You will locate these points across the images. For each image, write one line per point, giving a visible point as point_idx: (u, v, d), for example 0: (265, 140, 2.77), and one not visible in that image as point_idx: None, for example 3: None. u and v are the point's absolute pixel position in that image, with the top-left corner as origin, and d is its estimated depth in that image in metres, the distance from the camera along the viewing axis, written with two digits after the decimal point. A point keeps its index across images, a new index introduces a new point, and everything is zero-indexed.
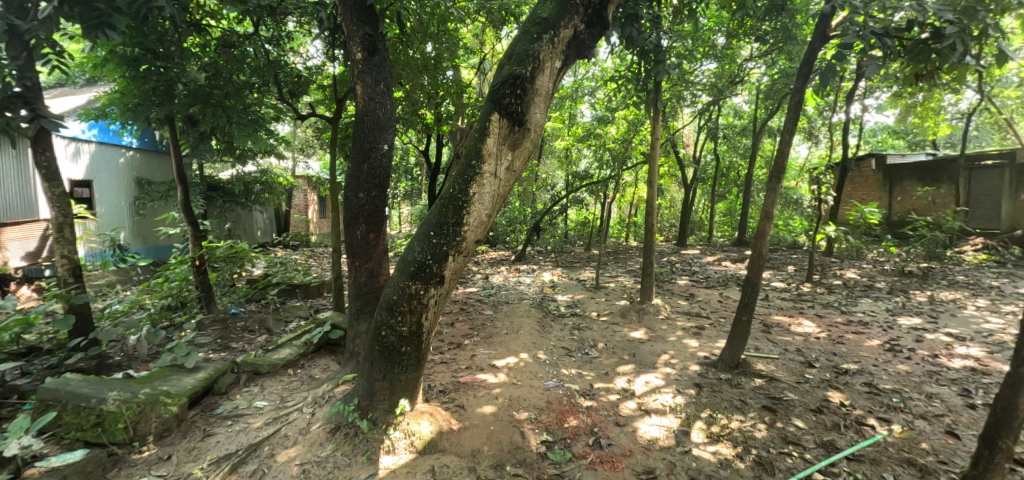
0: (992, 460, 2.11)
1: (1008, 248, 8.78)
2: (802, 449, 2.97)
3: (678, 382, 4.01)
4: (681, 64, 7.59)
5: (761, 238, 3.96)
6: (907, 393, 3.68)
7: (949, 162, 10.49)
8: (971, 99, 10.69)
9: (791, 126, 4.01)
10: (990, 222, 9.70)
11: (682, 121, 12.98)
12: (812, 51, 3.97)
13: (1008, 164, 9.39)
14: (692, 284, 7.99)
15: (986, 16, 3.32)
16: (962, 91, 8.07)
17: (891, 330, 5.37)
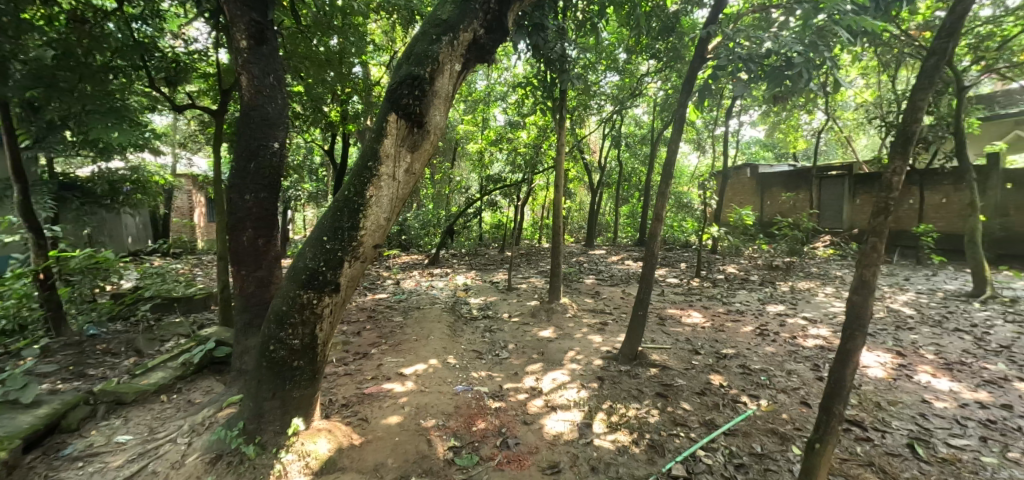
0: (828, 425, 2.34)
1: (849, 244, 10.42)
2: (688, 429, 3.26)
3: (583, 377, 4.20)
4: (586, 75, 8.00)
5: (654, 238, 4.28)
6: (772, 371, 4.21)
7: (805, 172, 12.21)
8: (821, 119, 12.59)
9: (677, 137, 4.41)
10: (836, 223, 11.44)
11: (588, 128, 13.67)
12: (693, 70, 4.40)
13: (848, 174, 11.15)
14: (597, 282, 8.45)
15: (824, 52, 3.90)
16: (814, 111, 9.45)
17: (762, 316, 6.14)
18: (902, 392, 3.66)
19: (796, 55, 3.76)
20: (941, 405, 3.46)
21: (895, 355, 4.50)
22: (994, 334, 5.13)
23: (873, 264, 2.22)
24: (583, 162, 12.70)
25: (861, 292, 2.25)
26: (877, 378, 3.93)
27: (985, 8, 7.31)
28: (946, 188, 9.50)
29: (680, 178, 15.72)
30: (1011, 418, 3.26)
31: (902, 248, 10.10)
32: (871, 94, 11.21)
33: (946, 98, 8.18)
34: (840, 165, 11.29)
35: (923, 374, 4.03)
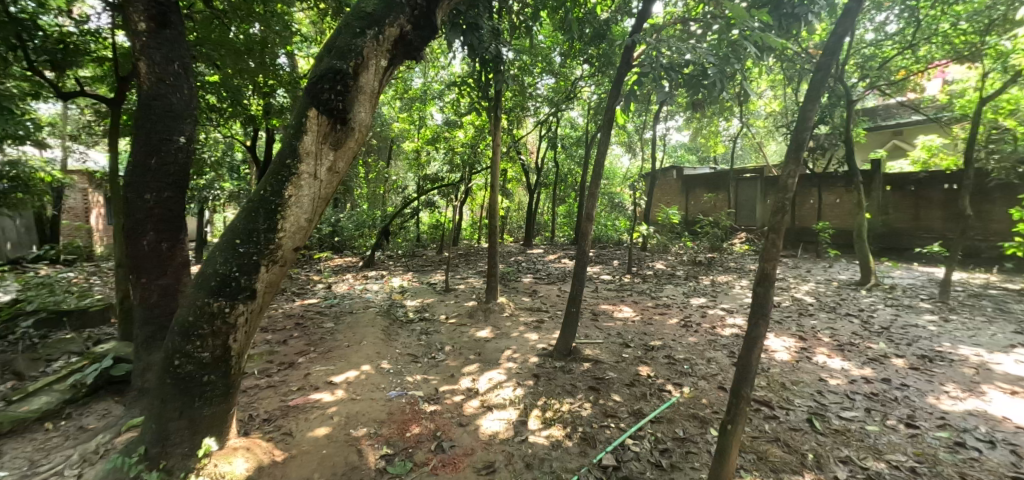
0: (738, 407, 2.46)
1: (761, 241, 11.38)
2: (618, 420, 3.38)
3: (519, 375, 4.23)
4: (522, 77, 8.10)
5: (585, 237, 4.41)
6: (694, 360, 4.49)
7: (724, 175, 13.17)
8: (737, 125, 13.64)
9: (606, 140, 4.57)
10: (750, 222, 12.45)
11: (524, 130, 13.85)
12: (619, 76, 4.58)
13: (761, 178, 12.19)
14: (535, 281, 8.58)
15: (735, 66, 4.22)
16: (730, 118, 10.21)
17: (687, 309, 6.55)
18: (803, 373, 4.05)
19: (711, 65, 4.05)
20: (834, 382, 3.86)
21: (798, 339, 4.98)
22: (877, 318, 5.82)
23: (772, 259, 2.39)
24: (520, 162, 12.84)
25: (762, 285, 2.39)
26: (784, 361, 4.32)
27: (869, 31, 8.28)
28: (840, 189, 10.65)
29: (613, 179, 16.37)
30: (890, 390, 3.71)
31: (805, 242, 11.20)
32: (777, 104, 12.33)
33: (838, 109, 9.18)
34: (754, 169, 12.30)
35: (820, 356, 4.49)
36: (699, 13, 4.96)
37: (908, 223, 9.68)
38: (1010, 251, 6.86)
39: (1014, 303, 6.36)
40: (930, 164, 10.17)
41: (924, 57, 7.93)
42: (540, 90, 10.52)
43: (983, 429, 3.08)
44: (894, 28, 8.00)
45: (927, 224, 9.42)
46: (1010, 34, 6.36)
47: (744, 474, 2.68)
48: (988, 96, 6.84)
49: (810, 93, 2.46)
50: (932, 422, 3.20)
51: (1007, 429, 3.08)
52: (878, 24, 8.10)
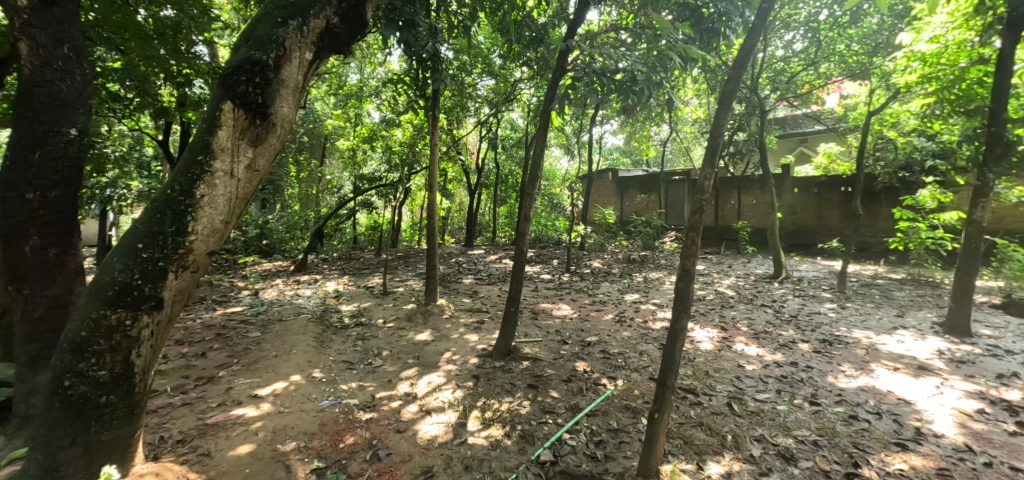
0: (665, 396, 2.60)
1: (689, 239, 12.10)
2: (556, 415, 3.45)
3: (458, 377, 4.20)
4: (461, 77, 8.05)
5: (523, 236, 4.45)
6: (628, 353, 4.68)
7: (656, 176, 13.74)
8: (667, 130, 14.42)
9: (541, 142, 4.63)
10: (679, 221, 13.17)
11: (463, 130, 13.78)
12: (554, 79, 4.66)
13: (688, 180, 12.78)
14: (475, 281, 8.55)
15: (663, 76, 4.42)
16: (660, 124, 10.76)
17: (621, 305, 6.82)
18: (724, 361, 4.35)
19: (639, 73, 4.24)
20: (751, 368, 4.18)
21: (720, 330, 5.34)
22: (787, 307, 6.38)
23: (693, 256, 2.53)
24: (459, 163, 12.76)
25: (683, 279, 2.53)
26: (708, 351, 4.62)
27: (779, 48, 9.06)
28: (756, 191, 11.58)
29: (552, 180, 16.71)
30: (798, 372, 4.07)
31: (726, 240, 12.04)
32: (701, 111, 13.17)
33: (753, 117, 9.97)
34: (682, 171, 12.87)
35: (740, 344, 4.85)
36: (630, 23, 5.19)
37: (812, 221, 10.71)
38: (893, 245, 7.80)
39: (897, 291, 7.23)
40: (830, 169, 11.32)
41: (824, 73, 8.81)
42: (480, 91, 10.49)
43: (872, 403, 3.47)
44: (800, 46, 8.83)
45: (828, 223, 10.46)
46: (892, 56, 7.22)
47: (672, 459, 2.83)
48: (875, 110, 7.71)
49: (724, 97, 2.60)
50: (832, 398, 3.55)
51: (891, 401, 3.49)
52: (786, 42, 8.90)
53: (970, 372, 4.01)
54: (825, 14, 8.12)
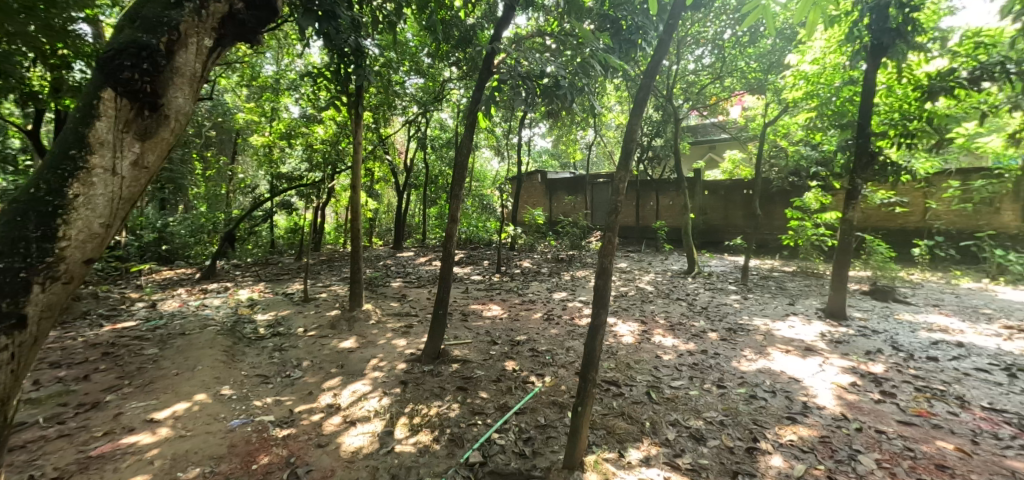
0: (587, 390, 2.69)
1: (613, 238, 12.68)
2: (485, 416, 3.46)
3: (385, 384, 4.06)
4: (388, 75, 7.81)
5: (450, 238, 4.40)
6: (555, 350, 4.80)
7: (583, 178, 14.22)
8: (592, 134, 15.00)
9: (468, 142, 4.60)
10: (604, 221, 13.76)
11: (390, 129, 13.38)
12: (481, 81, 4.64)
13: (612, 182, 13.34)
14: (404, 285, 8.33)
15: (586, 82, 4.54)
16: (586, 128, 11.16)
17: (550, 303, 6.98)
18: (644, 352, 4.61)
19: (562, 78, 4.35)
20: (667, 357, 4.47)
21: (640, 323, 5.65)
22: (699, 300, 6.91)
23: (610, 254, 2.63)
24: (386, 164, 12.37)
25: (602, 278, 2.63)
26: (629, 344, 4.86)
27: (690, 62, 9.75)
28: (671, 193, 12.42)
29: (483, 181, 16.72)
30: (707, 359, 4.42)
31: (646, 239, 12.77)
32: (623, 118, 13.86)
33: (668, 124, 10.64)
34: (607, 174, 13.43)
35: (658, 336, 5.16)
36: (556, 29, 5.30)
37: (720, 221, 11.71)
38: (786, 241, 8.71)
39: (789, 282, 8.10)
40: (734, 174, 12.40)
41: (728, 87, 9.63)
42: (408, 89, 10.21)
43: (768, 382, 3.85)
44: (708, 61, 9.57)
45: (733, 222, 11.48)
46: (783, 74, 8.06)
47: (596, 449, 2.94)
48: (770, 121, 8.57)
49: (636, 103, 2.71)
50: (735, 381, 3.89)
51: (783, 380, 3.90)
52: (697, 57, 9.60)
53: (845, 350, 4.59)
54: (729, 33, 8.87)
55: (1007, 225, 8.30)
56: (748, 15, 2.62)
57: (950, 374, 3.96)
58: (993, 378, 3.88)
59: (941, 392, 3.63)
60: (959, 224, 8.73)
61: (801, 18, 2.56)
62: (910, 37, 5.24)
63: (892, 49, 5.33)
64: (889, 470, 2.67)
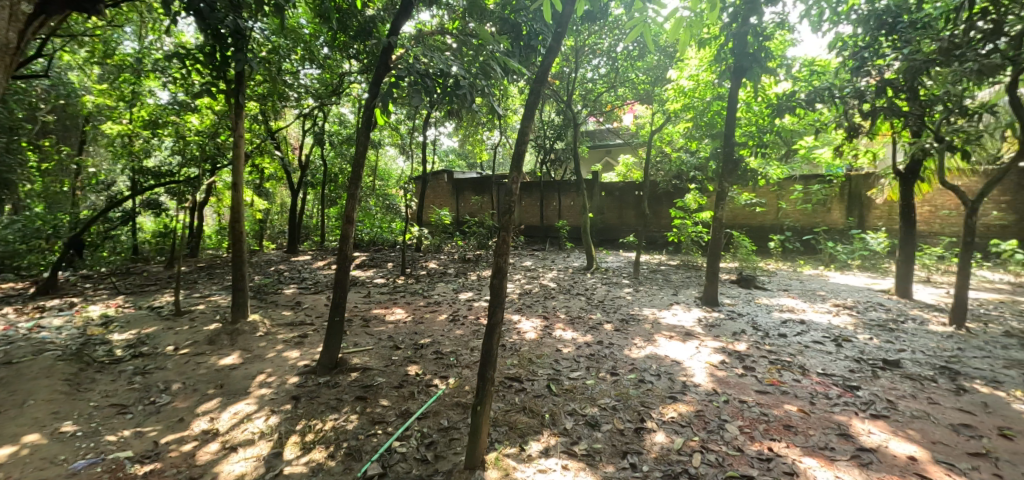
0: (485, 390, 2.72)
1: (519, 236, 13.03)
2: (386, 425, 3.33)
3: (273, 401, 3.72)
4: (277, 64, 7.14)
5: (346, 240, 4.15)
6: (460, 351, 4.78)
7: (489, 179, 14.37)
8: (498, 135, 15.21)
9: (364, 140, 4.33)
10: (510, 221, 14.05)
11: (280, 123, 12.30)
12: (377, 75, 4.39)
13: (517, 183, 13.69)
14: (298, 291, 7.73)
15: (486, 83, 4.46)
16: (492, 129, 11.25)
17: (456, 304, 6.94)
18: (545, 347, 4.77)
19: (461, 78, 4.28)
20: (567, 350, 4.68)
21: (542, 319, 5.84)
22: (597, 294, 7.34)
23: (505, 254, 2.68)
24: (276, 160, 11.36)
25: (497, 276, 2.68)
26: (532, 340, 5.00)
27: (588, 71, 10.23)
28: (571, 193, 13.04)
29: (387, 180, 16.13)
30: (603, 349, 4.71)
31: (550, 237, 13.26)
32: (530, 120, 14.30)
33: (568, 128, 11.14)
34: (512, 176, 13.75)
35: (559, 330, 5.38)
36: (458, 27, 5.25)
37: (615, 220, 12.56)
38: (671, 238, 9.60)
39: (674, 274, 8.92)
40: (626, 177, 13.36)
41: (621, 96, 10.35)
42: (301, 80, 9.46)
43: (654, 367, 4.21)
44: (603, 71, 10.15)
45: (627, 221, 12.39)
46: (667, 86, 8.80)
47: (498, 446, 2.99)
48: (656, 129, 9.34)
49: (526, 109, 2.78)
50: (627, 368, 4.20)
51: (667, 363, 4.29)
52: (594, 67, 10.13)
53: (716, 332, 5.18)
54: (622, 47, 9.49)
55: (836, 222, 9.94)
56: (632, 32, 2.84)
57: (796, 347, 4.67)
58: (825, 348, 4.65)
59: (788, 362, 4.26)
60: (802, 221, 10.27)
61: (675, 38, 2.82)
62: (763, 62, 5.95)
63: (750, 72, 6.04)
64: (749, 434, 3.06)
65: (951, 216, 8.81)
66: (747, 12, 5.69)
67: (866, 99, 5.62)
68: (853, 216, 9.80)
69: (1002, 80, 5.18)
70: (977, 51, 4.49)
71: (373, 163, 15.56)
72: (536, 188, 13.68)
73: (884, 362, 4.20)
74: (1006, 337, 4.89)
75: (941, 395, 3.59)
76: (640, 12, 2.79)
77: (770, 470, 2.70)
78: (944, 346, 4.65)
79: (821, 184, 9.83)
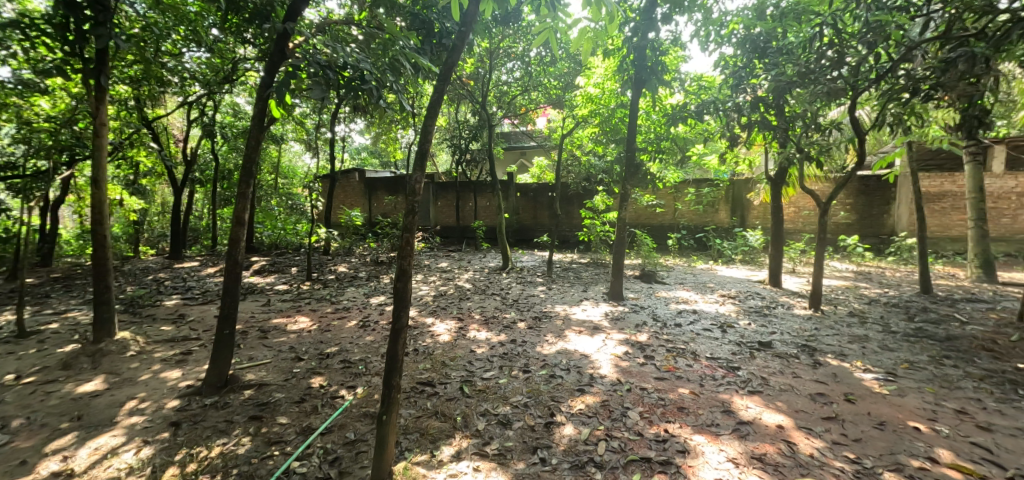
0: (392, 398, 2.62)
1: (434, 237, 12.86)
2: (285, 444, 3.09)
3: (146, 431, 3.28)
4: (155, 44, 6.29)
5: (236, 245, 3.74)
6: (369, 358, 4.57)
7: (403, 179, 13.97)
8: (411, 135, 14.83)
9: (256, 135, 3.85)
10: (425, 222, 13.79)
11: (160, 111, 10.87)
12: (271, 64, 3.92)
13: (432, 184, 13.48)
14: (182, 303, 6.89)
15: (392, 80, 4.22)
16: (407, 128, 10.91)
17: (366, 309, 6.64)
18: (459, 349, 4.74)
19: (368, 72, 3.99)
20: (480, 351, 4.69)
21: (457, 321, 5.80)
22: (511, 293, 7.44)
23: (409, 256, 2.61)
24: (155, 154, 10.07)
25: (402, 279, 2.59)
26: (446, 342, 4.94)
27: (503, 73, 10.35)
28: (486, 194, 13.14)
29: (291, 178, 15.01)
30: (516, 348, 4.78)
31: (466, 238, 13.21)
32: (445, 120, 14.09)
33: (484, 129, 11.18)
34: (426, 176, 13.53)
35: (473, 331, 5.37)
36: (364, 18, 4.96)
37: (530, 221, 12.88)
38: (581, 237, 10.03)
39: (585, 272, 9.35)
40: (540, 178, 13.74)
41: (534, 100, 10.59)
42: (185, 63, 8.41)
43: (564, 362, 4.37)
44: (517, 75, 10.27)
45: (541, 221, 12.76)
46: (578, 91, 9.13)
47: (408, 455, 2.90)
48: (567, 133, 9.66)
49: (429, 109, 2.69)
50: (538, 364, 4.31)
51: (576, 357, 4.47)
52: (509, 70, 10.24)
53: (621, 325, 5.51)
54: (535, 53, 9.68)
55: (722, 221, 11.09)
56: (542, 37, 2.88)
57: (689, 335, 5.12)
58: (713, 334, 5.15)
59: (682, 349, 4.65)
60: (694, 220, 11.31)
61: (579, 48, 2.92)
62: (659, 75, 6.43)
63: (649, 83, 6.49)
64: (648, 419, 3.30)
65: (810, 216, 10.25)
66: (646, 28, 6.16)
67: (745, 112, 6.22)
68: (735, 216, 11.01)
69: (846, 102, 6.09)
70: (826, 76, 5.20)
71: (274, 159, 14.38)
72: (451, 189, 13.56)
73: (759, 344, 4.75)
74: (851, 317, 5.79)
75: (802, 370, 4.14)
76: (551, 21, 2.85)
77: (665, 450, 2.93)
78: (805, 327, 5.39)
79: (710, 187, 10.89)
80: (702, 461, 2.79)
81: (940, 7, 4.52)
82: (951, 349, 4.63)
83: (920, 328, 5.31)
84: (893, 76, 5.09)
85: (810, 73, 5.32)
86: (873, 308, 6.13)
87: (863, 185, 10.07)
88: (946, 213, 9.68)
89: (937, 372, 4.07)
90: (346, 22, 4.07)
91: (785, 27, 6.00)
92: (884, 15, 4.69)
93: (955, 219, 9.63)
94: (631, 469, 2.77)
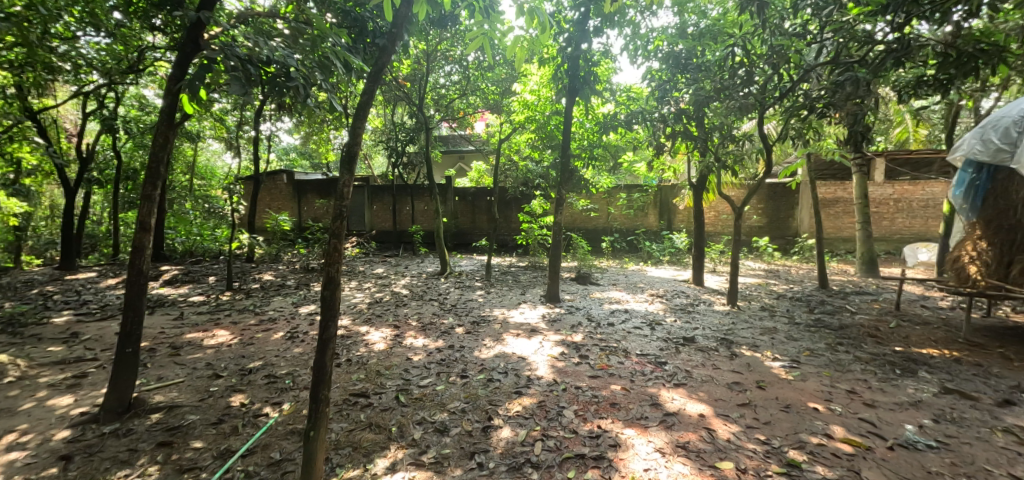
0: (319, 413, 2.50)
1: (369, 243, 12.45)
2: (200, 470, 2.85)
3: (29, 468, 2.88)
4: (42, 24, 5.59)
5: (141, 253, 3.35)
6: (297, 372, 4.32)
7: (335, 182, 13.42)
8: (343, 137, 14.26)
9: (163, 134, 3.46)
10: (359, 226, 13.28)
11: (47, 101, 9.61)
12: (182, 57, 3.56)
13: (366, 186, 13.07)
14: (75, 320, 6.11)
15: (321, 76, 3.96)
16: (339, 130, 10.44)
17: (294, 319, 6.27)
18: (395, 357, 4.62)
19: (294, 69, 3.73)
20: (417, 358, 4.59)
21: (393, 328, 5.64)
22: (449, 298, 7.38)
23: (337, 263, 2.49)
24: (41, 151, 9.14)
25: (329, 287, 2.48)
26: (380, 351, 4.80)
27: (440, 76, 10.25)
28: (424, 198, 12.99)
29: (209, 180, 13.94)
30: (454, 353, 4.74)
31: (402, 243, 12.86)
32: (380, 121, 13.69)
33: (421, 132, 10.98)
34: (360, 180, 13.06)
35: (409, 338, 5.25)
36: (290, 12, 4.68)
37: (468, 225, 12.86)
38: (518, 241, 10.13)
39: (523, 275, 9.47)
40: (478, 182, 13.73)
41: (472, 104, 10.50)
42: (78, 48, 7.46)
43: (502, 365, 4.40)
44: (455, 78, 10.23)
45: (479, 226, 12.77)
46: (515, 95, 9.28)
47: (339, 471, 2.78)
48: (504, 137, 9.64)
49: (358, 109, 2.61)
50: (476, 369, 4.31)
51: (513, 360, 4.52)
52: (446, 73, 10.14)
53: (558, 326, 5.65)
54: (472, 57, 9.62)
55: (651, 225, 11.71)
56: (475, 42, 2.85)
57: (620, 334, 5.34)
58: (643, 332, 5.42)
59: (615, 348, 4.85)
60: (626, 225, 11.83)
61: (514, 56, 2.96)
62: (590, 85, 6.66)
63: (581, 92, 6.68)
64: (582, 416, 3.40)
65: (728, 219, 11.12)
66: (578, 39, 6.37)
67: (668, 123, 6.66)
68: (663, 220, 11.67)
69: (755, 117, 6.65)
70: (738, 92, 5.65)
71: (188, 158, 13.26)
72: (386, 192, 13.19)
73: (684, 340, 5.06)
74: (761, 311, 6.35)
75: (721, 362, 4.47)
76: (487, 26, 2.87)
77: (598, 445, 3.03)
78: (723, 322, 5.82)
79: (640, 193, 11.49)
80: (632, 453, 2.92)
81: (831, 35, 5.06)
82: (843, 336, 5.21)
83: (819, 318, 5.92)
84: (794, 95, 5.61)
85: (724, 89, 5.71)
86: (781, 303, 6.74)
87: (771, 191, 11.05)
88: (839, 217, 10.86)
89: (833, 358, 4.55)
90: (270, 15, 3.78)
91: (703, 47, 6.46)
92: (786, 41, 5.22)
93: (846, 222, 10.83)
94: (566, 466, 2.83)
